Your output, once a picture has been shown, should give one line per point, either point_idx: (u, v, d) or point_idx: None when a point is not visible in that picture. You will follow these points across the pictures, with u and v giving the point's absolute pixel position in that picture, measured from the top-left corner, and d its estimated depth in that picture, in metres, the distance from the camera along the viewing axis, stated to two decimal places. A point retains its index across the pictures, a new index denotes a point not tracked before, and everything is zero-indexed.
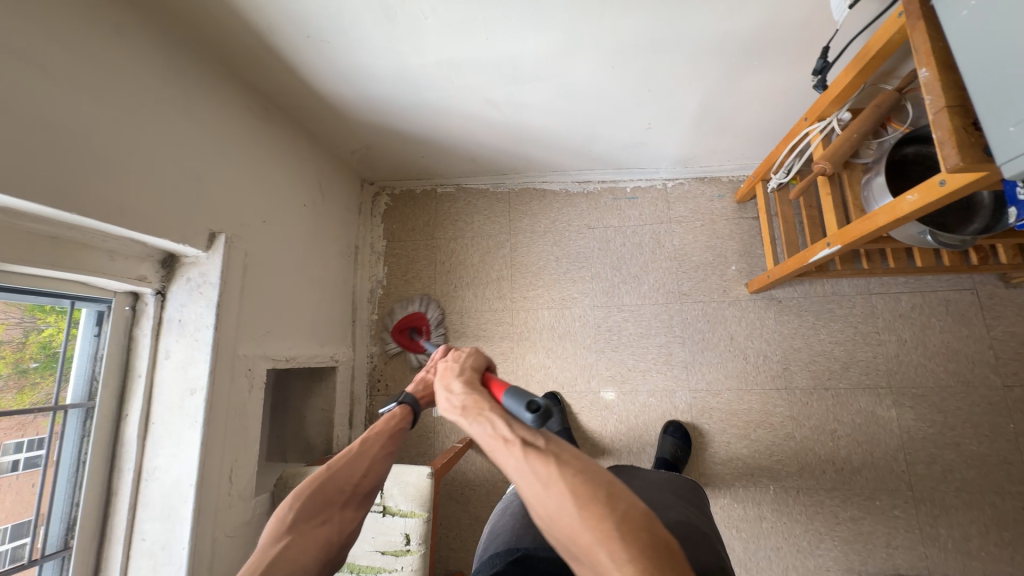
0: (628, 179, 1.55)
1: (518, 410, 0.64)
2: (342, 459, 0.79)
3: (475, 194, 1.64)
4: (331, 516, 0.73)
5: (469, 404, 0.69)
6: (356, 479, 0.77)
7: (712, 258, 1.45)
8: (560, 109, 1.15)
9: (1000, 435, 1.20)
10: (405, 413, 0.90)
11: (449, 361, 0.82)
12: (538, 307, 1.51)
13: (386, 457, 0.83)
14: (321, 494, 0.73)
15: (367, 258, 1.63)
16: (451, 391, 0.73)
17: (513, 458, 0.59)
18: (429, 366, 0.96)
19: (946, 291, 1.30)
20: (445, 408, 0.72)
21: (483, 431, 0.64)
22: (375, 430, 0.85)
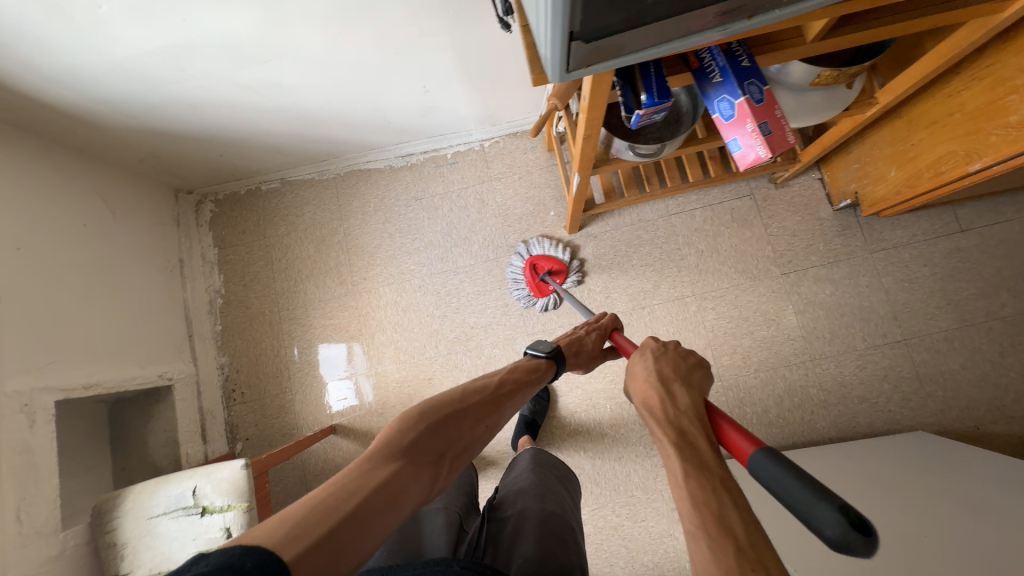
0: (447, 145, 1.58)
1: (795, 493, 0.47)
2: (476, 400, 0.77)
3: (301, 185, 1.61)
4: (445, 453, 0.69)
5: (695, 450, 0.61)
6: (479, 421, 0.76)
7: (533, 208, 1.52)
8: (325, 85, 1.15)
9: (784, 317, 1.37)
10: (547, 368, 0.92)
11: (650, 352, 0.78)
12: (379, 286, 1.52)
13: (511, 408, 0.82)
14: (445, 425, 0.71)
15: (199, 269, 1.57)
16: (677, 406, 0.68)
17: (733, 569, 0.47)
18: (592, 330, 1.01)
19: (730, 201, 1.44)
20: (654, 421, 0.67)
21: (702, 490, 0.54)
22: (516, 376, 0.86)
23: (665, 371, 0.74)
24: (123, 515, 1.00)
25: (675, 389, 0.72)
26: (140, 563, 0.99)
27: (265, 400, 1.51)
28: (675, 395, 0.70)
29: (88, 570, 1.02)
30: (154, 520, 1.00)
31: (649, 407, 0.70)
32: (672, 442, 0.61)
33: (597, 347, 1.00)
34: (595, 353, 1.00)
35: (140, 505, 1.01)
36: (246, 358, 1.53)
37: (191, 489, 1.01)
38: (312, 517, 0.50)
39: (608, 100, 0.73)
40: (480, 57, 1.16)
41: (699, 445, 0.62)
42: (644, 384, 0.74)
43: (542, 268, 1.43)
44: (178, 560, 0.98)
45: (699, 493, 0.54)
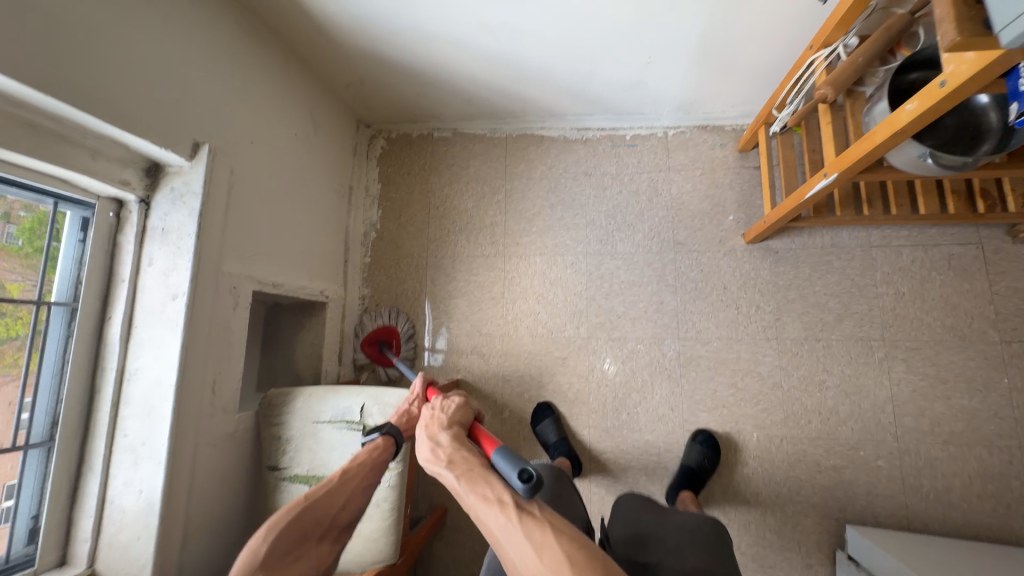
0: (628, 126, 1.51)
1: (506, 464, 0.68)
2: (323, 488, 0.74)
3: (472, 139, 1.60)
4: (306, 554, 0.68)
5: (461, 454, 0.73)
6: (337, 509, 0.74)
7: (710, 207, 1.41)
8: (558, 39, 1.12)
9: (993, 390, 1.18)
10: (388, 444, 0.88)
11: (432, 412, 0.86)
12: (530, 254, 1.49)
13: (366, 490, 0.79)
14: (297, 526, 0.68)
15: (361, 200, 1.62)
16: (441, 443, 0.77)
17: (496, 512, 0.62)
18: (416, 400, 1.00)
19: (950, 245, 1.25)
20: (428, 460, 0.74)
21: (471, 485, 0.67)
22: (357, 460, 0.82)
23: (437, 419, 0.84)
24: (292, 413, 1.04)
25: (435, 434, 0.79)
26: (299, 462, 1.02)
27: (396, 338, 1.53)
28: (436, 436, 0.78)
29: (248, 453, 1.08)
30: (319, 426, 1.03)
31: (424, 456, 0.75)
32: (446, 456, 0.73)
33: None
34: None
35: (309, 408, 1.04)
36: (387, 295, 1.57)
37: (358, 405, 1.02)
38: None
39: (968, 93, 0.62)
40: (729, 35, 1.07)
41: (463, 453, 0.73)
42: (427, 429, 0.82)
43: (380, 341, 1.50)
44: (335, 469, 1.01)
45: (472, 481, 0.67)
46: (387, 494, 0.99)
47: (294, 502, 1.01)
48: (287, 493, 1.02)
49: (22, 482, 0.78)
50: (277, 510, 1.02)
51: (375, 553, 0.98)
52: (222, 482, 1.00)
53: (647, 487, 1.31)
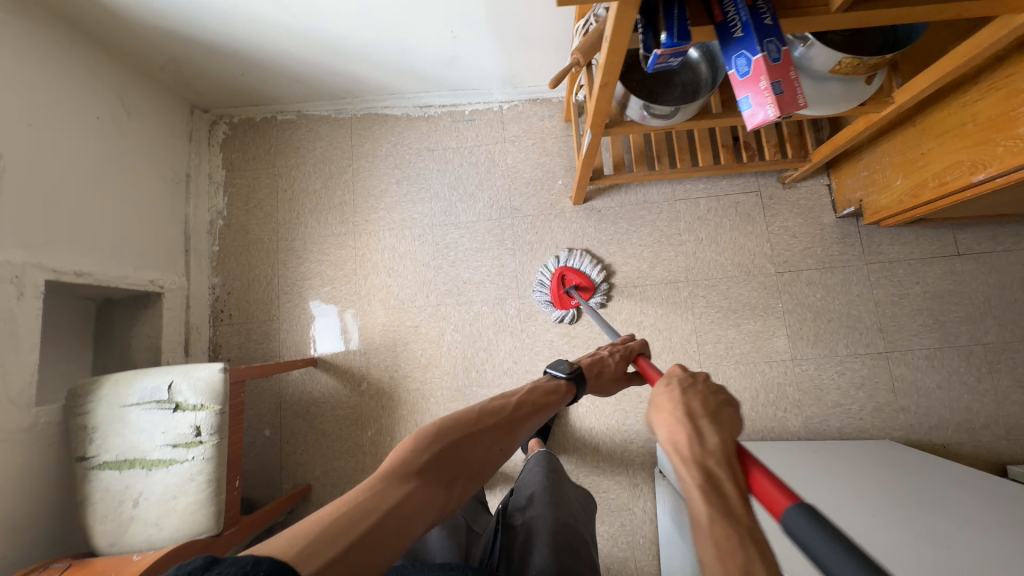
0: (466, 102, 1.59)
1: (818, 543, 0.44)
2: (489, 421, 0.76)
3: (316, 121, 1.61)
4: (460, 477, 0.67)
5: (722, 496, 0.52)
6: (494, 441, 0.75)
7: (542, 174, 1.53)
8: (358, 15, 1.16)
9: (771, 314, 1.38)
10: (568, 391, 0.92)
11: (678, 385, 0.67)
12: (379, 229, 1.53)
13: (523, 434, 0.80)
14: (454, 446, 0.69)
15: (204, 187, 1.57)
16: (705, 445, 0.58)
17: None
18: (618, 353, 1.00)
19: (736, 194, 1.45)
20: (676, 455, 0.58)
21: (725, 540, 0.48)
22: (528, 400, 0.85)
23: (691, 405, 0.63)
24: (97, 400, 1.02)
25: (701, 425, 0.60)
26: (108, 448, 1.01)
27: (251, 324, 1.52)
28: (702, 430, 0.60)
29: (57, 447, 1.04)
30: (126, 409, 1.01)
31: (667, 437, 0.60)
32: (697, 482, 0.53)
33: (621, 371, 0.98)
34: (618, 377, 0.98)
35: (115, 393, 1.02)
36: (238, 282, 1.54)
37: (167, 384, 1.02)
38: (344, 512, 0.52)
39: (626, 39, 0.72)
40: (513, 10, 1.17)
41: (726, 491, 0.53)
42: (666, 405, 0.64)
43: (569, 283, 1.42)
44: (145, 451, 1.00)
45: (723, 544, 0.48)
46: (200, 468, 0.99)
47: (103, 489, 1.00)
48: (97, 480, 1.00)
49: None
50: (87, 499, 1.00)
51: (189, 528, 0.98)
52: (19, 478, 0.96)
53: None
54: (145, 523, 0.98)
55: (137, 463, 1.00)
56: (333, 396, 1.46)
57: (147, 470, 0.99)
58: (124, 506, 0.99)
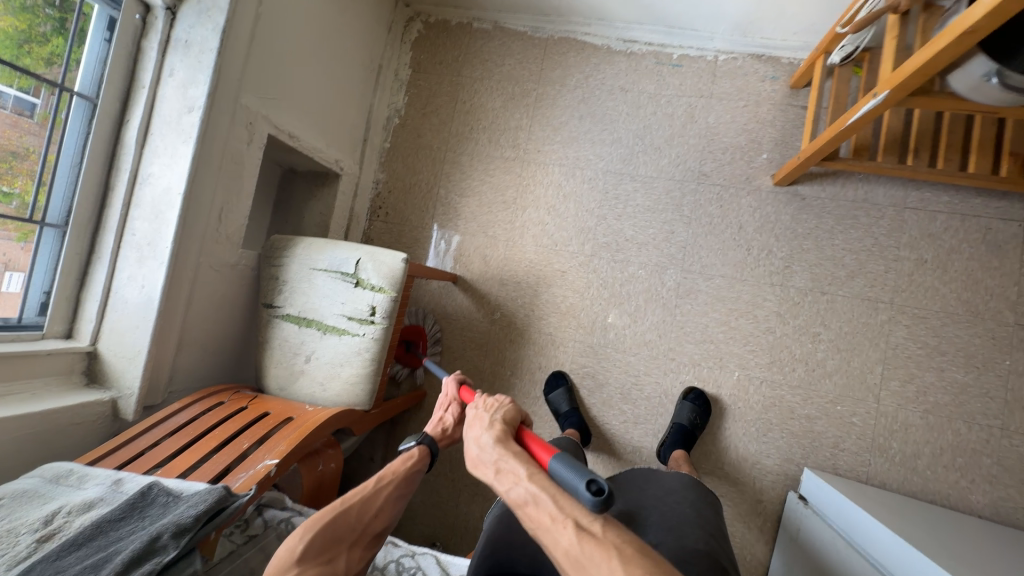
0: (678, 44, 1.41)
1: (564, 476, 0.59)
2: (359, 494, 0.71)
3: (511, 35, 1.53)
4: (339, 557, 0.65)
5: (507, 471, 0.63)
6: (370, 518, 0.70)
7: (745, 142, 1.34)
8: None
9: (991, 369, 1.15)
10: (423, 454, 0.86)
11: (467, 411, 0.77)
12: (549, 162, 1.46)
13: (399, 499, 0.77)
14: (329, 532, 0.65)
15: (389, 82, 1.58)
16: (482, 439, 0.69)
17: (562, 535, 0.55)
18: (450, 407, 0.98)
19: (991, 218, 1.18)
20: (477, 467, 0.68)
21: (522, 502, 0.60)
22: (391, 467, 0.79)
23: (478, 421, 0.73)
24: (292, 257, 1.08)
25: (477, 433, 0.71)
26: (293, 303, 1.07)
27: (403, 226, 1.54)
28: (479, 436, 0.70)
29: (247, 290, 1.13)
30: (315, 272, 1.06)
31: (467, 458, 0.70)
32: (495, 476, 0.64)
33: (460, 418, 0.98)
34: (462, 422, 0.98)
35: (308, 255, 1.07)
36: (401, 182, 1.56)
37: (354, 260, 1.05)
38: None
39: None
40: None
41: (507, 463, 0.64)
42: (473, 423, 0.72)
43: (406, 342, 1.42)
44: (324, 315, 1.05)
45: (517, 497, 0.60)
46: (368, 346, 1.03)
47: (282, 338, 1.07)
48: (278, 329, 1.07)
49: (38, 253, 0.84)
50: (267, 344, 1.08)
51: (349, 398, 1.03)
52: (219, 306, 1.05)
53: (619, 406, 1.33)
54: (313, 379, 1.04)
55: (314, 324, 1.05)
56: (465, 314, 1.46)
57: (322, 333, 1.05)
58: (298, 359, 1.05)
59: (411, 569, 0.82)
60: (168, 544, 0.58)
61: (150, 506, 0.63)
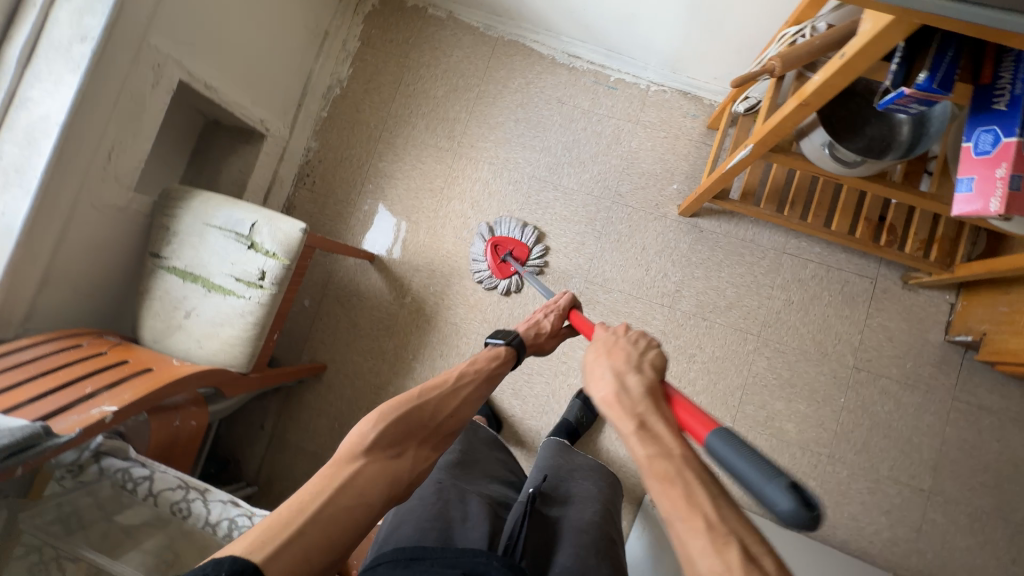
0: (616, 68, 1.49)
1: (750, 465, 0.54)
2: (433, 394, 0.78)
3: (463, 28, 1.55)
4: (409, 449, 0.72)
5: (659, 440, 0.59)
6: (444, 415, 0.77)
7: (660, 171, 1.44)
8: None
9: (828, 404, 1.30)
10: (508, 356, 0.91)
11: (602, 346, 0.74)
12: (480, 159, 1.50)
13: (474, 400, 0.82)
14: (404, 422, 0.72)
15: (335, 51, 1.55)
16: (630, 390, 0.66)
17: (705, 545, 0.50)
18: (551, 313, 1.00)
19: (849, 273, 1.34)
20: (611, 408, 0.64)
21: (663, 477, 0.55)
22: (470, 369, 0.85)
23: (619, 366, 0.70)
24: (186, 209, 1.06)
25: (623, 376, 0.68)
26: (180, 256, 1.05)
27: (329, 198, 1.53)
28: (624, 380, 0.68)
29: (136, 236, 1.09)
30: (208, 228, 1.05)
31: (600, 394, 0.67)
32: (631, 429, 0.60)
33: (556, 329, 0.99)
34: (555, 337, 1.00)
35: (204, 210, 1.06)
36: (333, 153, 1.55)
37: (251, 222, 1.04)
38: (274, 528, 0.55)
39: (862, 70, 0.66)
40: None
41: (656, 430, 0.60)
42: (616, 355, 0.72)
43: (506, 249, 1.41)
44: (211, 273, 1.03)
45: (658, 466, 0.56)
46: (252, 310, 1.02)
47: (164, 290, 1.05)
48: (161, 281, 1.05)
49: None
50: (148, 294, 1.05)
51: (225, 359, 1.02)
52: (98, 248, 1.01)
53: (509, 400, 1.39)
54: (190, 335, 1.03)
55: (200, 281, 1.04)
56: (378, 294, 1.48)
57: (206, 290, 1.03)
58: (177, 313, 1.03)
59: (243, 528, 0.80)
60: None
61: None
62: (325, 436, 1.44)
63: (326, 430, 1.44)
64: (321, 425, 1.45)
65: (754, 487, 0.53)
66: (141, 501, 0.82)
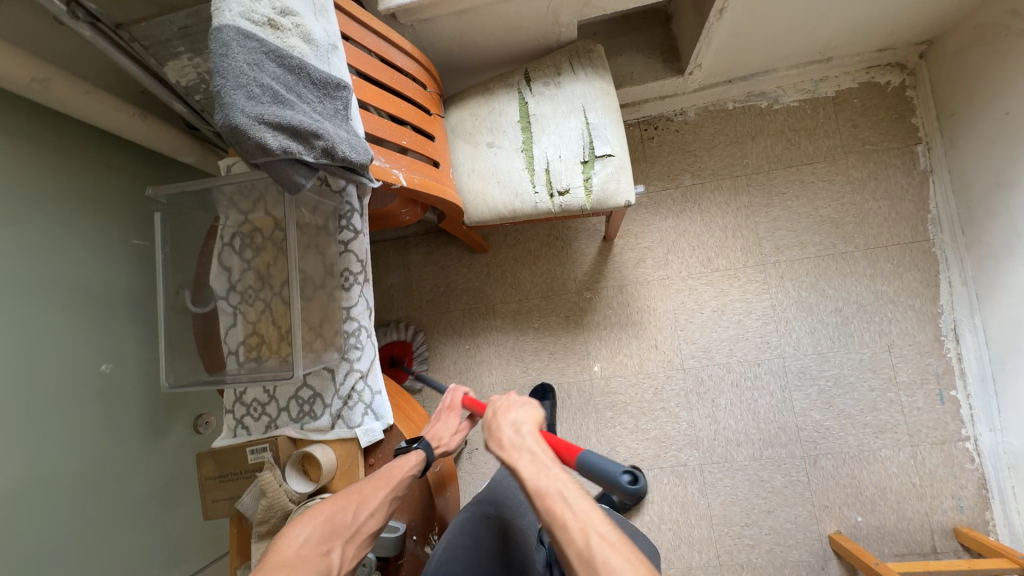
0: (970, 391, 1.19)
1: (601, 464, 0.64)
2: (352, 489, 0.71)
3: (918, 195, 1.25)
4: (334, 548, 0.64)
5: (542, 462, 0.67)
6: (365, 514, 0.69)
7: (865, 493, 1.21)
8: None
9: None
10: (417, 461, 0.76)
11: (496, 407, 0.80)
12: (770, 291, 1.30)
13: (394, 500, 0.72)
14: (329, 521, 0.66)
15: (810, 75, 1.31)
16: (512, 433, 0.73)
17: (613, 551, 0.55)
18: (446, 411, 0.88)
19: None
20: (506, 445, 0.72)
21: (546, 496, 0.62)
22: (395, 464, 0.75)
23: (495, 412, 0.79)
24: (586, 82, 0.97)
25: (508, 419, 0.76)
26: (538, 104, 0.99)
27: (643, 158, 1.39)
28: (507, 424, 0.75)
29: (533, 47, 1.02)
30: (580, 114, 0.97)
31: (496, 438, 0.75)
32: (526, 467, 0.67)
33: (460, 427, 0.86)
34: (456, 432, 0.85)
35: (594, 99, 0.97)
36: (691, 138, 1.37)
37: (609, 150, 0.95)
38: None
39: None
40: None
41: (539, 459, 0.68)
42: (508, 410, 0.78)
43: (393, 355, 1.42)
44: (539, 142, 0.97)
45: (549, 474, 0.65)
46: (526, 203, 0.97)
47: (499, 109, 1.00)
48: (505, 100, 1.00)
49: None
50: (487, 96, 1.02)
51: (467, 205, 1.00)
52: (508, 27, 0.96)
53: None
54: (473, 160, 1.00)
55: (526, 137, 0.98)
56: (576, 262, 1.41)
57: (521, 148, 0.98)
58: (485, 135, 1.00)
59: (357, 340, 0.83)
60: (314, 147, 0.54)
61: (329, 101, 0.60)
62: (427, 286, 1.49)
63: (433, 284, 1.49)
64: (435, 276, 1.49)
65: (607, 479, 0.63)
66: (331, 239, 0.84)
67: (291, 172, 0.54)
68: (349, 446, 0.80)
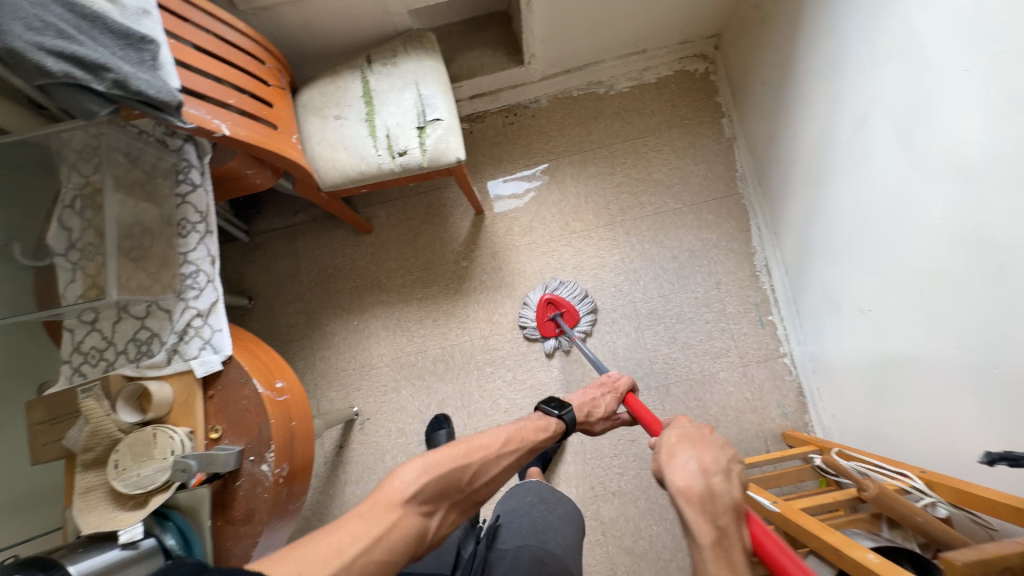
0: (783, 315, 1.41)
1: None
2: (480, 448, 0.78)
3: (727, 157, 1.51)
4: (440, 506, 0.71)
5: (723, 538, 0.57)
6: (482, 480, 0.77)
7: (710, 413, 1.37)
8: (846, 211, 1.07)
9: None
10: (557, 429, 0.91)
11: (687, 441, 0.69)
12: (620, 246, 1.48)
13: (512, 467, 0.82)
14: (444, 481, 0.72)
15: (635, 65, 1.56)
16: (713, 490, 0.61)
17: None
18: (607, 393, 1.01)
19: None
20: (688, 501, 0.60)
21: None
22: (523, 437, 0.86)
23: (708, 464, 0.64)
24: (418, 61, 1.13)
25: (709, 471, 0.63)
26: (378, 82, 1.13)
27: (505, 140, 1.57)
28: (706, 473, 0.63)
29: (373, 35, 1.18)
30: (414, 88, 1.11)
31: (679, 481, 0.62)
32: (709, 541, 0.57)
33: (609, 412, 0.99)
34: (607, 417, 0.99)
35: (425, 76, 1.12)
36: (545, 121, 1.57)
37: (439, 116, 1.10)
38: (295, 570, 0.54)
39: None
40: None
41: (714, 534, 0.57)
42: (705, 450, 0.66)
43: (557, 310, 1.42)
44: (380, 113, 1.11)
45: (721, 556, 0.56)
46: (370, 165, 1.10)
47: (346, 87, 1.13)
48: (350, 79, 1.14)
49: None
50: (335, 77, 1.15)
51: (318, 170, 1.11)
52: (343, 16, 1.11)
53: (430, 400, 1.44)
54: (322, 131, 1.12)
55: (369, 109, 1.12)
56: (453, 235, 1.54)
57: (364, 119, 1.11)
58: (333, 110, 1.12)
59: (195, 283, 0.90)
60: (104, 79, 0.66)
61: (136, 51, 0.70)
62: (316, 268, 1.56)
63: (320, 266, 1.56)
64: (322, 259, 1.57)
65: None
66: (169, 194, 0.93)
67: (81, 97, 0.66)
68: (185, 380, 0.84)
